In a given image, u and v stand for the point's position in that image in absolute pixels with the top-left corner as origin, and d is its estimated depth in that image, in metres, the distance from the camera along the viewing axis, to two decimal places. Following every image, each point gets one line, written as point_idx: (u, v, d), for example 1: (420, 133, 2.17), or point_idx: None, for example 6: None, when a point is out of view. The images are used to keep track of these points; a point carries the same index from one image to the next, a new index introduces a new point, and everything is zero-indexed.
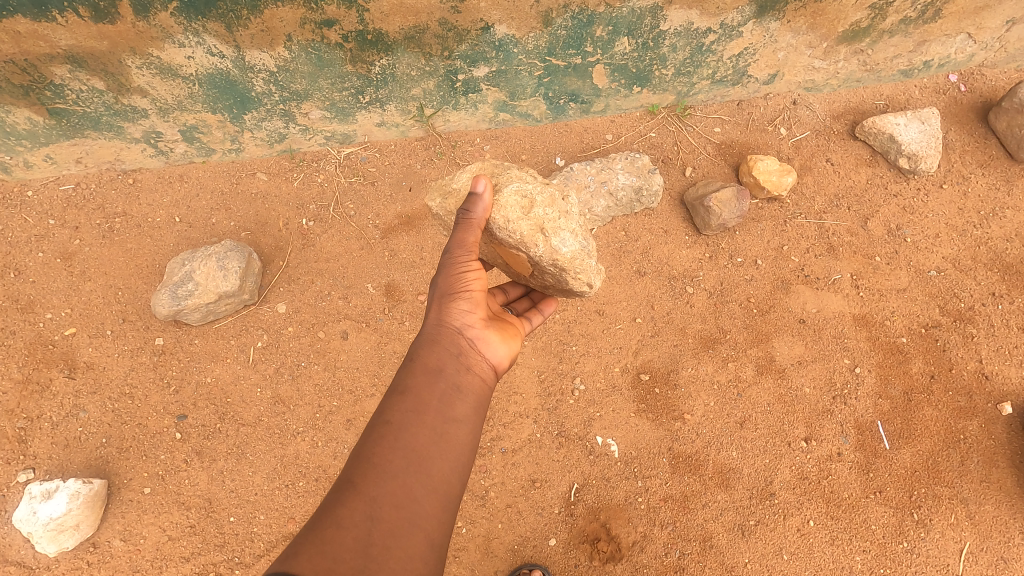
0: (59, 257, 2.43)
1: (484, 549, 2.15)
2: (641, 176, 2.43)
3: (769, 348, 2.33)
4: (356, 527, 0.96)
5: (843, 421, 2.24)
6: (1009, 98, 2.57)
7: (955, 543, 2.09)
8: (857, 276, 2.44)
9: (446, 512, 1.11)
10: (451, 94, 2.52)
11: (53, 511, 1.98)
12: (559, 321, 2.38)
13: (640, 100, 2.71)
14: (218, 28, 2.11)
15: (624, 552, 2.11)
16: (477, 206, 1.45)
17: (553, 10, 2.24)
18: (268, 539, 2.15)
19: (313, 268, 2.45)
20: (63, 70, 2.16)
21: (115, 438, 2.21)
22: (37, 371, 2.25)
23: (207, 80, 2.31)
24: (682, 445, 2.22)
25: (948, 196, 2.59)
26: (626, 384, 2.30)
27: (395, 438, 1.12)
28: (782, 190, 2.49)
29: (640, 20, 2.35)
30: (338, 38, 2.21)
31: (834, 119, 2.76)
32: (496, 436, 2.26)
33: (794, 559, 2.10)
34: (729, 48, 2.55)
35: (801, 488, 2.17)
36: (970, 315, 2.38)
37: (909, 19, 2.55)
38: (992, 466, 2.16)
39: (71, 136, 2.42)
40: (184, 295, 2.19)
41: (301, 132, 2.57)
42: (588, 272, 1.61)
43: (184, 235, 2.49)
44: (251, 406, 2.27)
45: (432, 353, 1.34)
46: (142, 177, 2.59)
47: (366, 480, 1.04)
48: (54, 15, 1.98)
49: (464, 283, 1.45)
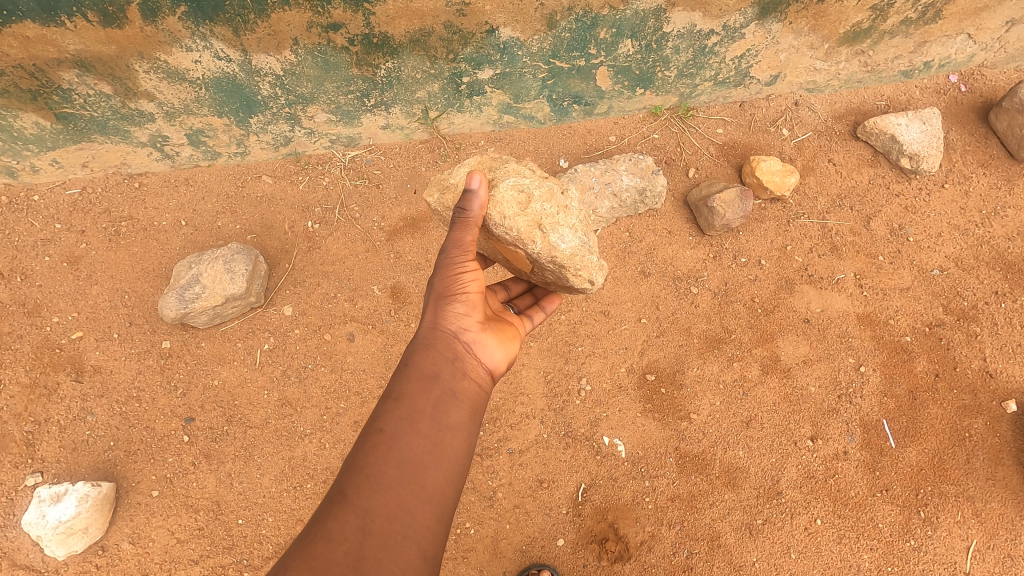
0: (66, 261, 2.44)
1: (492, 549, 2.15)
2: (644, 177, 2.44)
3: (774, 348, 2.34)
4: (348, 540, 0.98)
5: (849, 420, 2.25)
6: (1009, 98, 2.58)
7: (962, 540, 2.10)
8: (860, 275, 2.46)
9: (441, 522, 1.12)
10: (455, 96, 2.53)
11: (61, 515, 1.98)
12: (564, 322, 2.39)
13: (643, 101, 2.73)
14: (225, 32, 2.13)
15: (632, 552, 2.11)
16: (473, 203, 1.45)
17: (557, 13, 2.26)
18: (277, 541, 2.15)
19: (319, 271, 2.46)
20: (71, 75, 2.17)
21: (123, 441, 2.21)
22: (43, 375, 2.25)
23: (214, 84, 2.32)
24: (688, 445, 2.23)
25: (950, 195, 2.60)
26: (632, 385, 2.31)
27: (389, 448, 1.13)
28: (786, 190, 2.50)
29: (643, 22, 2.37)
30: (344, 41, 2.22)
31: (836, 120, 2.78)
32: (504, 437, 2.27)
33: (802, 558, 2.11)
34: (731, 50, 2.56)
35: (808, 487, 2.18)
36: (973, 314, 2.39)
37: (910, 20, 2.57)
38: (998, 464, 2.17)
39: (78, 141, 2.43)
40: (191, 298, 2.19)
41: (306, 135, 2.59)
42: (589, 269, 1.60)
43: (190, 238, 2.50)
44: (258, 408, 2.27)
45: (427, 358, 1.35)
46: (148, 181, 2.60)
47: (358, 491, 1.05)
48: (63, 20, 1.99)
49: (461, 285, 1.46)
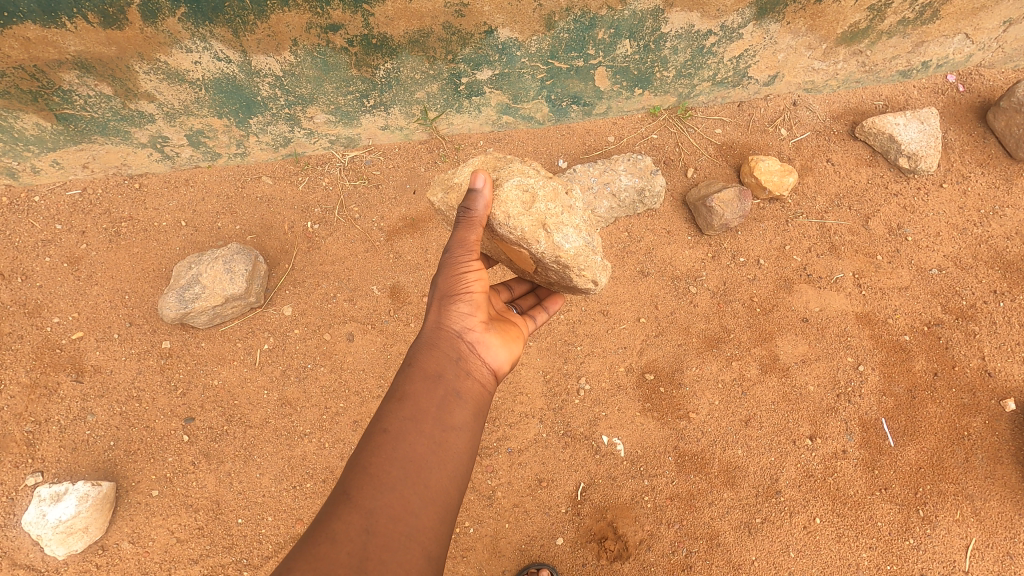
0: (66, 261, 2.45)
1: (491, 548, 2.15)
2: (643, 177, 2.44)
3: (773, 347, 2.35)
4: (351, 541, 0.98)
5: (848, 419, 2.25)
6: (1008, 97, 2.59)
7: (961, 539, 2.10)
8: (859, 275, 2.46)
9: (445, 523, 1.12)
10: (454, 97, 2.54)
11: (61, 514, 1.98)
12: (564, 322, 2.39)
13: (641, 102, 2.73)
14: (225, 33, 2.14)
15: (631, 551, 2.11)
16: (477, 202, 1.45)
17: (555, 13, 2.27)
18: (276, 541, 2.15)
19: (318, 271, 2.46)
20: (71, 76, 2.18)
21: (123, 441, 2.22)
22: (43, 375, 2.26)
23: (214, 85, 2.33)
24: (687, 444, 2.23)
25: (948, 195, 2.61)
26: (631, 384, 2.31)
27: (393, 448, 1.14)
28: (784, 190, 2.51)
29: (641, 23, 2.37)
30: (343, 42, 2.23)
31: (835, 119, 2.78)
32: (503, 437, 2.27)
33: (801, 556, 2.11)
34: (729, 50, 2.57)
35: (806, 486, 2.18)
36: (971, 313, 2.39)
37: (908, 20, 2.58)
38: (996, 463, 2.17)
39: (79, 142, 2.44)
40: (191, 298, 2.20)
41: (306, 136, 2.60)
42: (593, 269, 1.59)
43: (189, 239, 2.51)
44: (258, 408, 2.28)
45: (431, 358, 1.35)
46: (148, 182, 2.61)
47: (361, 492, 1.05)
48: (63, 21, 2.00)
49: (465, 285, 1.47)
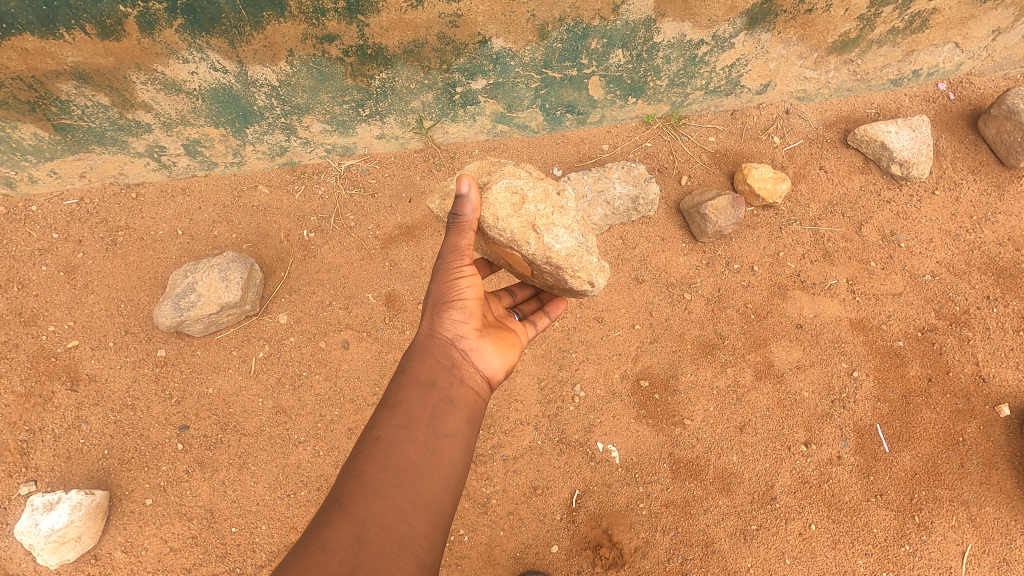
0: (62, 270, 2.45)
1: (486, 557, 2.15)
2: (637, 185, 2.47)
3: (767, 353, 2.35)
4: (343, 550, 0.98)
5: (843, 425, 2.25)
6: (997, 105, 2.62)
7: (956, 545, 2.09)
8: (853, 280, 2.47)
9: (438, 531, 1.13)
10: (449, 106, 2.57)
11: (53, 523, 1.97)
12: (558, 328, 2.40)
13: (635, 110, 2.76)
14: (221, 44, 2.16)
15: (626, 559, 2.10)
16: (465, 207, 1.45)
17: (548, 23, 2.30)
18: (270, 549, 2.15)
19: (314, 278, 2.47)
20: (69, 86, 2.20)
21: (117, 449, 2.21)
22: (38, 384, 2.26)
23: (210, 95, 2.35)
24: (682, 451, 2.23)
25: (940, 202, 2.63)
26: (626, 391, 2.31)
27: (386, 456, 1.15)
28: (776, 197, 2.52)
29: (634, 33, 2.40)
30: (339, 53, 2.26)
31: (826, 127, 2.81)
32: (497, 444, 2.27)
33: (797, 563, 2.09)
34: (722, 59, 2.60)
35: (801, 492, 2.17)
36: (965, 318, 2.40)
37: (898, 29, 2.61)
38: (992, 468, 2.17)
39: (76, 152, 2.46)
40: (187, 305, 2.21)
41: (302, 145, 2.62)
42: (588, 270, 1.59)
43: (185, 247, 2.52)
44: (253, 416, 2.28)
45: (424, 364, 1.36)
46: (144, 191, 2.63)
47: (354, 500, 1.06)
48: (62, 33, 2.03)
49: (459, 291, 1.47)
